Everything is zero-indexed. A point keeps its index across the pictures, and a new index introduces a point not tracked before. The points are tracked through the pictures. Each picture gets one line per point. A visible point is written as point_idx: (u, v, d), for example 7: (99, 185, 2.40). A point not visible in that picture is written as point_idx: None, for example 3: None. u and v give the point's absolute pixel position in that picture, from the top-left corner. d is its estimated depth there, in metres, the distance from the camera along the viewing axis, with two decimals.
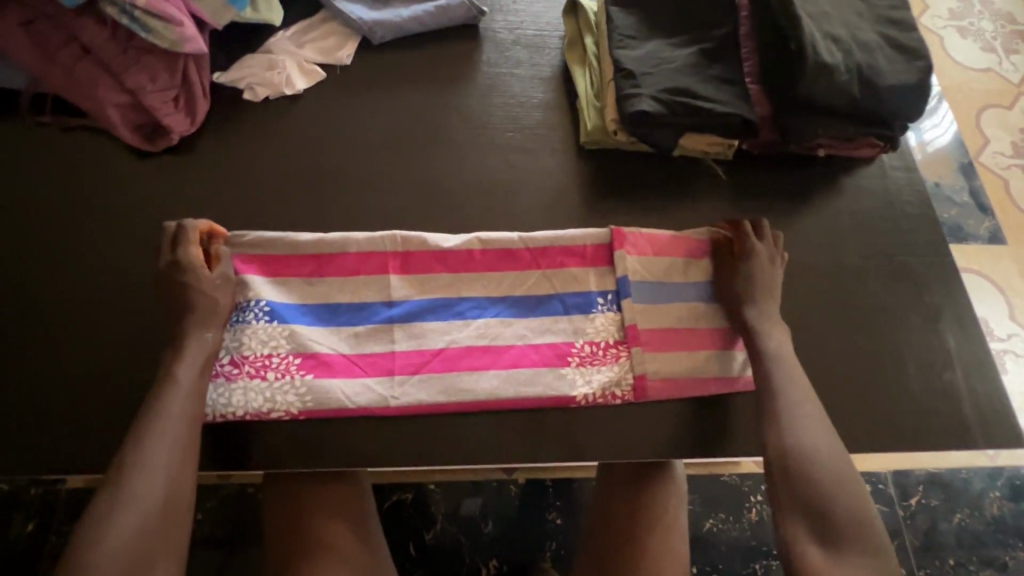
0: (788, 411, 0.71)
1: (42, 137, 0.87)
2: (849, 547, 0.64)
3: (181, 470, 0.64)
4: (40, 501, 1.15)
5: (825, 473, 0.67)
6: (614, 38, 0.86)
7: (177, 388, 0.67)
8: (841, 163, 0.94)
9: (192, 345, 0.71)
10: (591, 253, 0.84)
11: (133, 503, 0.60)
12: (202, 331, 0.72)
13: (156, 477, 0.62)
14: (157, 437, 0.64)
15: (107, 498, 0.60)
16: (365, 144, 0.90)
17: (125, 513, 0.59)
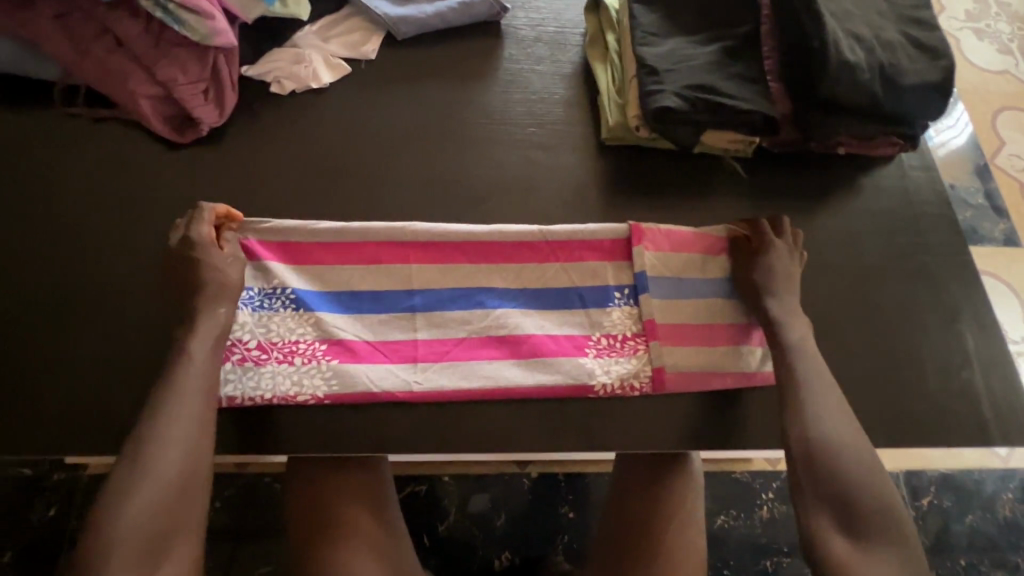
0: (812, 402, 0.71)
1: (75, 128, 0.89)
2: (876, 538, 0.65)
3: (196, 446, 0.65)
4: (61, 485, 1.17)
5: (846, 460, 0.68)
6: (637, 35, 0.87)
7: (190, 363, 0.68)
8: (860, 162, 0.95)
9: (205, 322, 0.71)
10: (610, 247, 0.84)
11: (150, 478, 0.61)
12: (214, 307, 0.72)
13: (173, 452, 0.63)
14: (172, 412, 0.65)
15: (126, 474, 0.61)
16: (389, 138, 0.91)
17: (146, 486, 0.60)
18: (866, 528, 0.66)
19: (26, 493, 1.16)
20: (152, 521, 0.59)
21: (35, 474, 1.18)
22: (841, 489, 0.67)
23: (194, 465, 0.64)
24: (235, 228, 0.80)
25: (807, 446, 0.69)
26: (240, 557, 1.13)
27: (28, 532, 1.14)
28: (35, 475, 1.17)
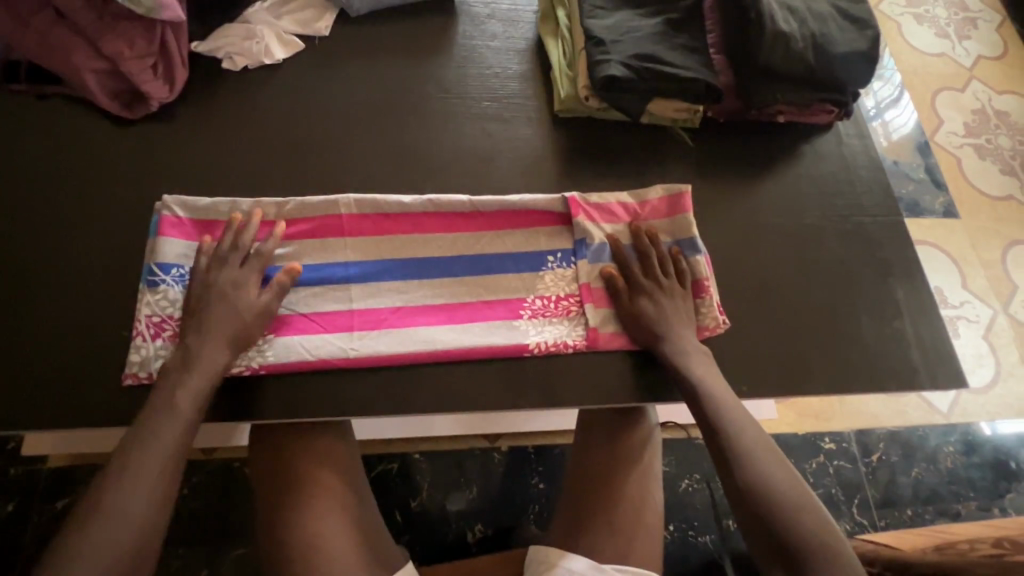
0: (723, 406, 0.75)
1: (18, 105, 0.87)
2: (806, 529, 0.66)
3: (157, 507, 0.64)
4: (19, 480, 1.14)
5: (759, 460, 0.70)
6: (585, 8, 0.90)
7: (174, 410, 0.68)
8: (800, 130, 1.00)
9: (196, 370, 0.71)
10: (542, 215, 0.87)
11: (107, 535, 0.60)
12: (214, 349, 0.72)
13: (135, 503, 0.62)
14: (143, 461, 0.65)
15: (81, 525, 0.61)
16: (345, 113, 0.92)
17: (101, 536, 0.60)
18: (797, 526, 0.66)
19: None
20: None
21: None
22: (754, 487, 0.69)
23: (150, 529, 0.63)
24: (164, 207, 0.81)
25: (721, 449, 0.72)
26: (210, 543, 1.12)
27: None
28: None
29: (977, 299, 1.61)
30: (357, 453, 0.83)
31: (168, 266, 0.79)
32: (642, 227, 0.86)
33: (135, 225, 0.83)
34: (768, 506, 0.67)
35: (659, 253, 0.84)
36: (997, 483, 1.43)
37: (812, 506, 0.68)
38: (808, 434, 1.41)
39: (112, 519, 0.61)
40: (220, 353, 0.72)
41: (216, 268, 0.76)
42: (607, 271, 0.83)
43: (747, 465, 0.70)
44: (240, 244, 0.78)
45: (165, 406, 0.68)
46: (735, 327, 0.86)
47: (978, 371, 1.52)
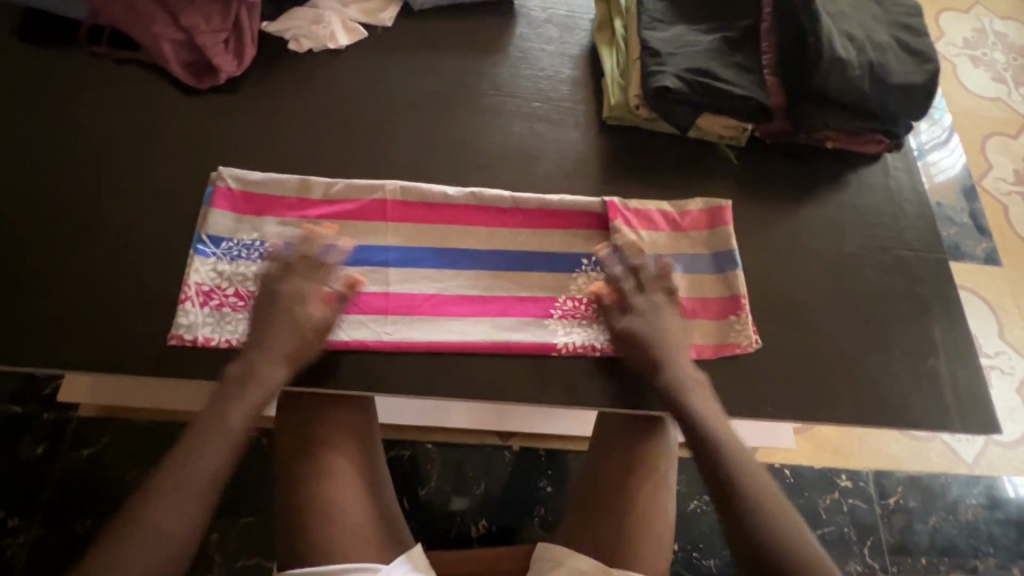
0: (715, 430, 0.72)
1: (98, 68, 0.92)
2: (795, 564, 0.64)
3: (192, 523, 0.64)
4: (52, 425, 1.19)
5: (755, 501, 0.67)
6: (643, 20, 0.91)
7: (229, 424, 0.68)
8: (847, 159, 0.99)
9: (256, 385, 0.71)
10: (581, 218, 0.88)
11: (154, 539, 0.61)
12: (272, 367, 0.72)
13: (184, 512, 0.63)
14: (196, 470, 0.65)
15: (130, 526, 0.61)
16: (399, 102, 0.95)
17: (148, 538, 0.61)
18: (785, 561, 0.64)
19: (14, 431, 1.18)
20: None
21: (26, 412, 1.19)
22: (743, 517, 0.66)
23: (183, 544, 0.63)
24: (219, 179, 0.85)
25: (712, 473, 0.70)
26: (224, 506, 1.16)
27: (15, 467, 1.16)
28: (25, 413, 1.19)
29: (1013, 350, 1.56)
30: (376, 437, 0.84)
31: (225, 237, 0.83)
32: (676, 241, 0.89)
33: (192, 190, 0.87)
34: (754, 537, 0.65)
35: (689, 271, 0.87)
36: (1019, 542, 1.38)
37: (806, 543, 0.65)
38: (825, 468, 1.38)
39: (151, 531, 0.61)
40: (275, 369, 0.72)
41: (280, 278, 0.76)
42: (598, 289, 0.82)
43: (772, 552, 0.64)
44: (307, 255, 0.78)
45: (219, 417, 0.68)
46: (765, 347, 0.85)
47: (1009, 425, 1.48)
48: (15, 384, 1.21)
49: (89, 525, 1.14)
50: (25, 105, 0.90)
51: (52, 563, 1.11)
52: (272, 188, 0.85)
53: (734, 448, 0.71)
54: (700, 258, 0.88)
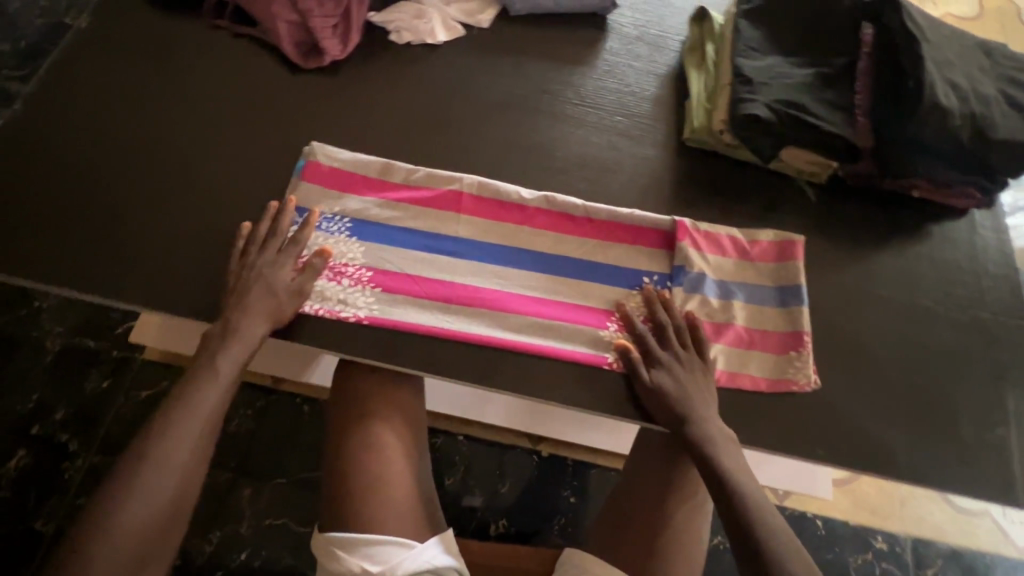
0: (724, 451, 0.74)
1: (217, 40, 1.00)
2: None
3: (195, 464, 0.68)
4: (117, 362, 1.27)
5: (764, 523, 0.69)
6: (739, 46, 0.91)
7: (218, 375, 0.72)
8: (932, 210, 0.96)
9: (239, 339, 0.74)
10: (649, 235, 0.89)
11: (155, 478, 0.65)
12: (250, 328, 0.75)
13: (182, 452, 0.67)
14: (189, 414, 0.69)
15: (131, 467, 0.65)
16: (486, 100, 0.98)
17: (148, 478, 0.64)
18: None
19: (83, 362, 1.27)
20: (146, 531, 0.63)
21: (95, 347, 1.28)
22: (753, 541, 0.68)
23: (187, 486, 0.67)
24: (310, 153, 0.90)
25: (723, 496, 0.72)
26: (263, 464, 1.22)
27: (79, 396, 1.24)
28: (95, 348, 1.28)
29: None
30: (419, 413, 0.86)
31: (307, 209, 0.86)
32: (744, 270, 0.87)
33: (284, 160, 0.92)
34: (765, 563, 0.66)
35: (753, 302, 0.86)
36: None
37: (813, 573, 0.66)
38: (859, 526, 1.29)
39: (159, 477, 0.65)
40: (259, 329, 0.76)
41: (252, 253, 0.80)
42: (622, 343, 0.81)
43: None
44: (274, 228, 0.81)
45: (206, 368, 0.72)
46: (823, 389, 0.83)
47: None
48: (91, 319, 1.30)
49: None
50: (149, 66, 0.98)
51: (100, 491, 1.18)
52: (359, 168, 0.90)
53: (752, 493, 0.71)
54: (766, 290, 0.87)
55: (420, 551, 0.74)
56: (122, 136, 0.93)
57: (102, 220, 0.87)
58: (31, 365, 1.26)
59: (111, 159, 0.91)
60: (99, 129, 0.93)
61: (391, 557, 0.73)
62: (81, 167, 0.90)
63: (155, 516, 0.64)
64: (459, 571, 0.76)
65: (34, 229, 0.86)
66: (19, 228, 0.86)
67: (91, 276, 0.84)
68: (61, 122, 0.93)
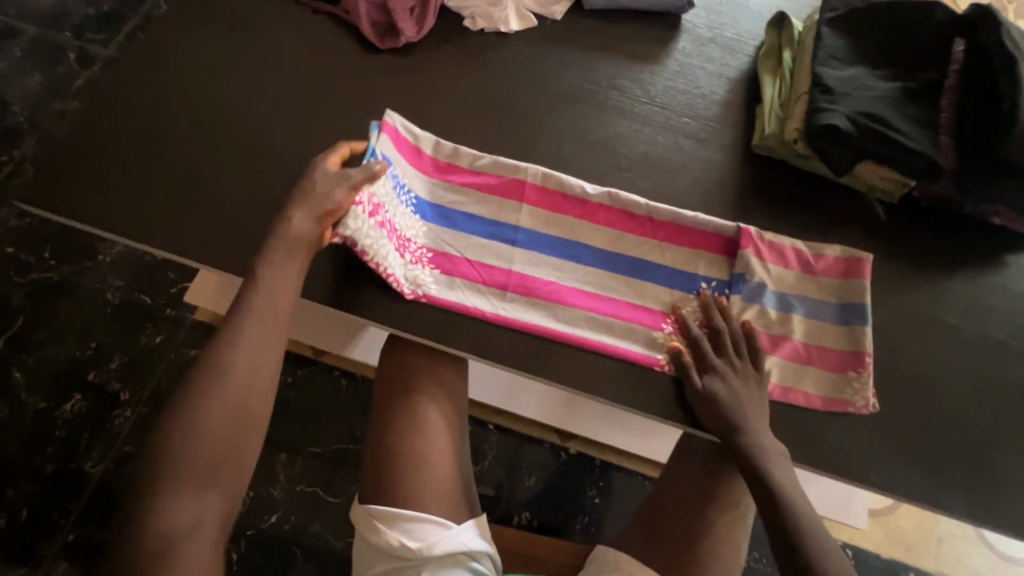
0: (775, 467, 0.73)
1: (297, 16, 1.03)
2: None
3: (258, 367, 0.67)
4: (169, 320, 1.32)
5: (813, 545, 0.68)
6: (820, 55, 0.89)
7: (262, 276, 0.72)
8: (1011, 238, 0.92)
9: (285, 236, 0.74)
10: (712, 241, 0.87)
11: (218, 380, 0.65)
12: (291, 213, 0.75)
13: (239, 352, 0.67)
14: (243, 318, 0.69)
15: (197, 373, 0.65)
16: (553, 92, 0.98)
17: (213, 382, 0.65)
18: None
19: (139, 317, 1.32)
20: (215, 439, 0.63)
21: (151, 304, 1.33)
22: (801, 562, 0.66)
23: (255, 385, 0.67)
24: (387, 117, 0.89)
25: (771, 512, 0.70)
26: (299, 431, 1.25)
27: (132, 349, 1.30)
28: (150, 304, 1.33)
29: None
30: (462, 394, 0.87)
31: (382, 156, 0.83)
32: (807, 284, 0.85)
33: (352, 137, 0.94)
34: None
35: (813, 318, 0.84)
36: None
37: None
38: (892, 560, 1.23)
39: (221, 388, 0.65)
40: (301, 250, 0.74)
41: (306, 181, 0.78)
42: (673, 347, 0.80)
43: None
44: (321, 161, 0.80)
45: (253, 275, 0.72)
46: (879, 413, 0.81)
47: None
48: (150, 277, 1.35)
49: None
50: (231, 36, 1.01)
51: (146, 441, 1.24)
52: (425, 147, 0.90)
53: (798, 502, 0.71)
54: (828, 305, 0.84)
55: (456, 533, 0.75)
56: (201, 101, 0.96)
57: (177, 180, 0.91)
58: (90, 316, 1.31)
59: (190, 123, 0.95)
60: (180, 94, 0.97)
61: (428, 535, 0.74)
62: (163, 128, 0.94)
63: (224, 426, 0.64)
64: (492, 556, 0.77)
65: (115, 183, 0.90)
66: (102, 181, 0.90)
67: (163, 234, 0.88)
68: (146, 84, 0.97)
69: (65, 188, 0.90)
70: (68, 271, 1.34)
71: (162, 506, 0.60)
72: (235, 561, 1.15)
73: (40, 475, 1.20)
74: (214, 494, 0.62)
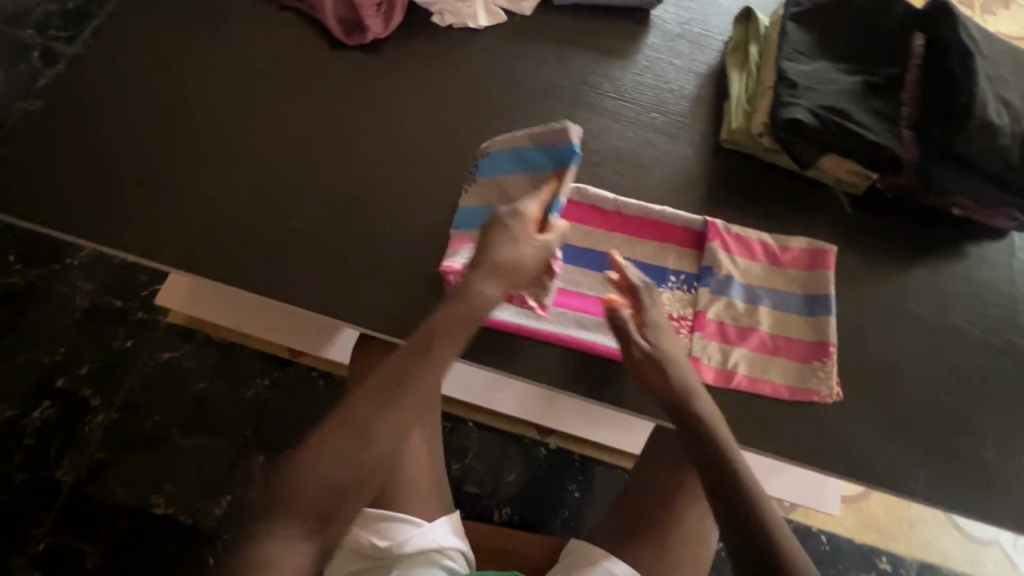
0: None
1: (263, 13, 1.01)
2: None
3: (394, 443, 0.68)
4: (142, 323, 1.30)
5: None
6: (784, 49, 0.90)
7: (440, 347, 0.70)
8: (971, 229, 0.94)
9: (466, 307, 0.70)
10: (680, 234, 0.88)
11: (361, 444, 0.66)
12: (483, 288, 0.70)
13: (388, 424, 0.67)
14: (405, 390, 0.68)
15: (344, 422, 0.66)
16: (523, 88, 0.98)
17: (358, 442, 0.66)
18: None
19: (110, 321, 1.30)
20: (324, 496, 0.64)
21: (123, 307, 1.31)
22: None
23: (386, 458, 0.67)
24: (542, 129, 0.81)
25: None
26: (276, 433, 1.24)
27: (104, 353, 1.27)
28: (122, 307, 1.31)
29: None
30: None
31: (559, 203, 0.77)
32: (774, 275, 0.86)
33: (321, 135, 0.93)
34: None
35: (780, 311, 0.85)
36: None
37: None
38: (864, 545, 1.26)
39: (364, 452, 0.66)
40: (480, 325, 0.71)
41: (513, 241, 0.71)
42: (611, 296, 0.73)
43: None
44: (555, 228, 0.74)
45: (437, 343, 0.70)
46: (843, 402, 0.82)
47: None
48: (121, 280, 1.33)
49: (157, 422, 1.24)
50: (195, 33, 0.99)
51: (121, 447, 1.22)
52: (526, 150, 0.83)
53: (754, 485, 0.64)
54: (795, 297, 0.86)
55: (428, 530, 0.75)
56: (166, 100, 0.94)
57: (142, 181, 0.89)
58: (60, 320, 1.29)
59: (155, 121, 0.93)
60: (144, 93, 0.95)
61: (401, 533, 0.74)
62: (126, 128, 0.92)
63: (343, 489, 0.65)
64: (465, 553, 0.77)
65: (78, 185, 0.88)
66: (64, 183, 0.88)
67: (127, 235, 0.86)
68: (109, 83, 0.95)
69: (26, 190, 0.88)
70: (35, 276, 1.31)
71: (269, 534, 0.63)
72: (213, 565, 1.15)
73: (11, 484, 1.18)
74: (313, 542, 0.64)
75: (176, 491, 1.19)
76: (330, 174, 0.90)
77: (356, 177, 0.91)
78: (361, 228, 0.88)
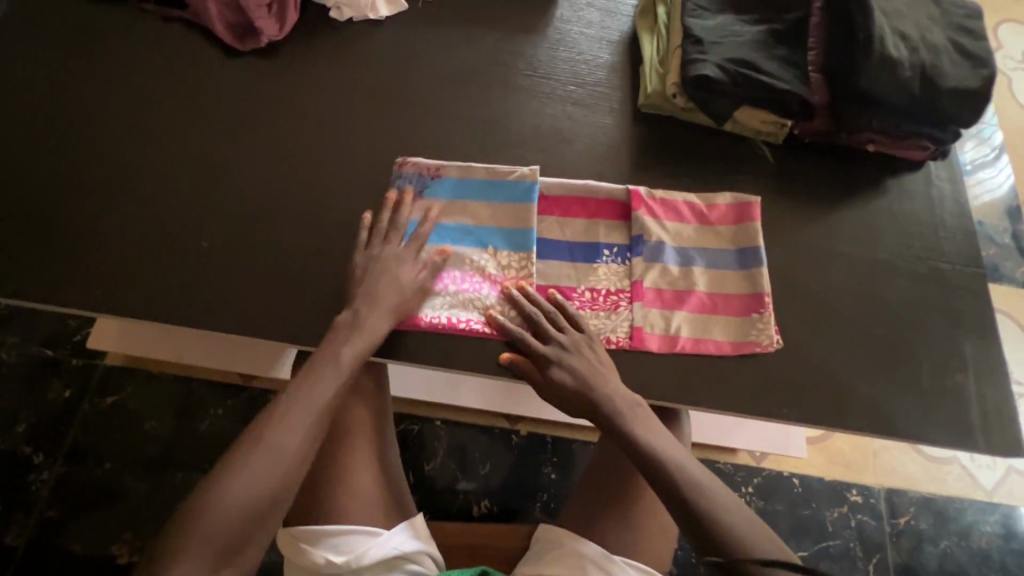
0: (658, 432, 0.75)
1: (147, 27, 0.95)
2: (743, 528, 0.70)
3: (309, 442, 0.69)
4: (76, 371, 1.23)
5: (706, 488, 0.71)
6: (688, 7, 0.90)
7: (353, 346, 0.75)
8: (888, 164, 0.96)
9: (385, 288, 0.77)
10: (607, 207, 0.87)
11: (282, 438, 0.68)
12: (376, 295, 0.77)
13: (307, 418, 0.70)
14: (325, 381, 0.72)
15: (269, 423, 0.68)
16: (434, 76, 0.95)
17: (276, 435, 0.68)
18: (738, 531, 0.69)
19: (43, 372, 1.22)
20: (261, 481, 0.65)
21: (54, 356, 1.24)
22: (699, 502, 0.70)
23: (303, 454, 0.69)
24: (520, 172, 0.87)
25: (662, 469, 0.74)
26: None
27: (40, 407, 1.20)
28: (53, 357, 1.23)
29: None
30: (387, 390, 0.86)
31: (523, 244, 0.84)
32: (705, 233, 0.87)
33: (226, 148, 0.88)
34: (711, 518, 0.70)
35: (714, 270, 0.85)
36: None
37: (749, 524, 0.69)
38: (834, 481, 1.30)
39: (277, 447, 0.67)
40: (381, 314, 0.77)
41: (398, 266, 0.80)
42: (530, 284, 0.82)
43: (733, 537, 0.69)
44: (511, 263, 0.83)
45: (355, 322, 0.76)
46: (785, 348, 0.84)
47: None
48: (47, 327, 1.25)
49: (108, 470, 1.18)
50: (75, 56, 0.93)
51: (72, 502, 1.16)
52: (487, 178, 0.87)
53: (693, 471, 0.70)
54: (727, 252, 0.86)
55: (387, 538, 0.73)
56: (51, 131, 0.88)
57: (36, 221, 0.83)
58: None
59: (42, 156, 0.86)
60: (25, 126, 0.88)
61: (358, 545, 0.72)
62: (11, 165, 0.86)
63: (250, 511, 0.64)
64: (430, 553, 0.75)
65: None
66: None
67: (27, 281, 0.80)
68: None
69: None
70: None
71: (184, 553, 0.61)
72: None
73: None
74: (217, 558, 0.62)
75: (138, 536, 1.15)
76: (241, 189, 0.86)
77: (268, 189, 0.87)
78: (280, 241, 0.84)
